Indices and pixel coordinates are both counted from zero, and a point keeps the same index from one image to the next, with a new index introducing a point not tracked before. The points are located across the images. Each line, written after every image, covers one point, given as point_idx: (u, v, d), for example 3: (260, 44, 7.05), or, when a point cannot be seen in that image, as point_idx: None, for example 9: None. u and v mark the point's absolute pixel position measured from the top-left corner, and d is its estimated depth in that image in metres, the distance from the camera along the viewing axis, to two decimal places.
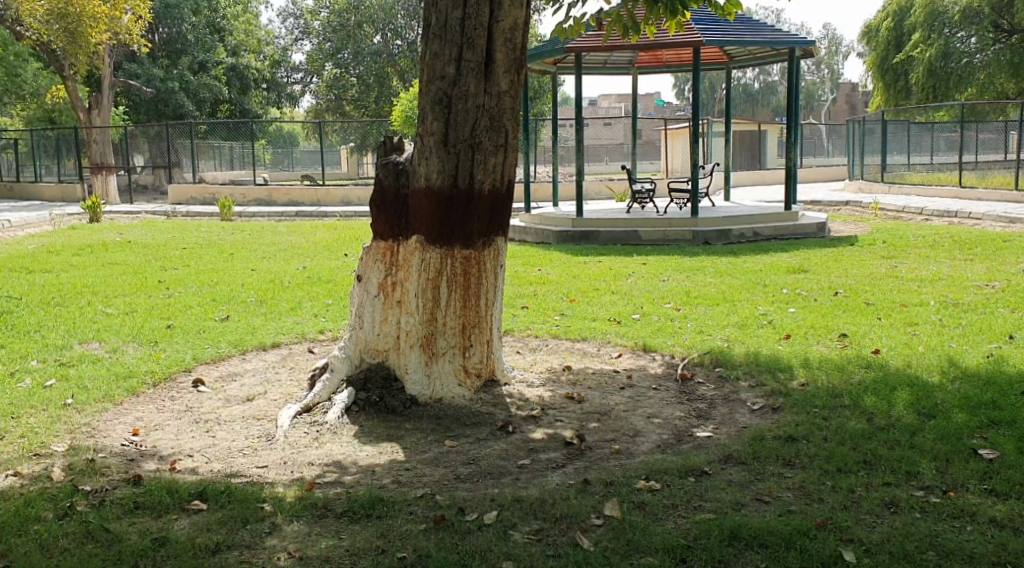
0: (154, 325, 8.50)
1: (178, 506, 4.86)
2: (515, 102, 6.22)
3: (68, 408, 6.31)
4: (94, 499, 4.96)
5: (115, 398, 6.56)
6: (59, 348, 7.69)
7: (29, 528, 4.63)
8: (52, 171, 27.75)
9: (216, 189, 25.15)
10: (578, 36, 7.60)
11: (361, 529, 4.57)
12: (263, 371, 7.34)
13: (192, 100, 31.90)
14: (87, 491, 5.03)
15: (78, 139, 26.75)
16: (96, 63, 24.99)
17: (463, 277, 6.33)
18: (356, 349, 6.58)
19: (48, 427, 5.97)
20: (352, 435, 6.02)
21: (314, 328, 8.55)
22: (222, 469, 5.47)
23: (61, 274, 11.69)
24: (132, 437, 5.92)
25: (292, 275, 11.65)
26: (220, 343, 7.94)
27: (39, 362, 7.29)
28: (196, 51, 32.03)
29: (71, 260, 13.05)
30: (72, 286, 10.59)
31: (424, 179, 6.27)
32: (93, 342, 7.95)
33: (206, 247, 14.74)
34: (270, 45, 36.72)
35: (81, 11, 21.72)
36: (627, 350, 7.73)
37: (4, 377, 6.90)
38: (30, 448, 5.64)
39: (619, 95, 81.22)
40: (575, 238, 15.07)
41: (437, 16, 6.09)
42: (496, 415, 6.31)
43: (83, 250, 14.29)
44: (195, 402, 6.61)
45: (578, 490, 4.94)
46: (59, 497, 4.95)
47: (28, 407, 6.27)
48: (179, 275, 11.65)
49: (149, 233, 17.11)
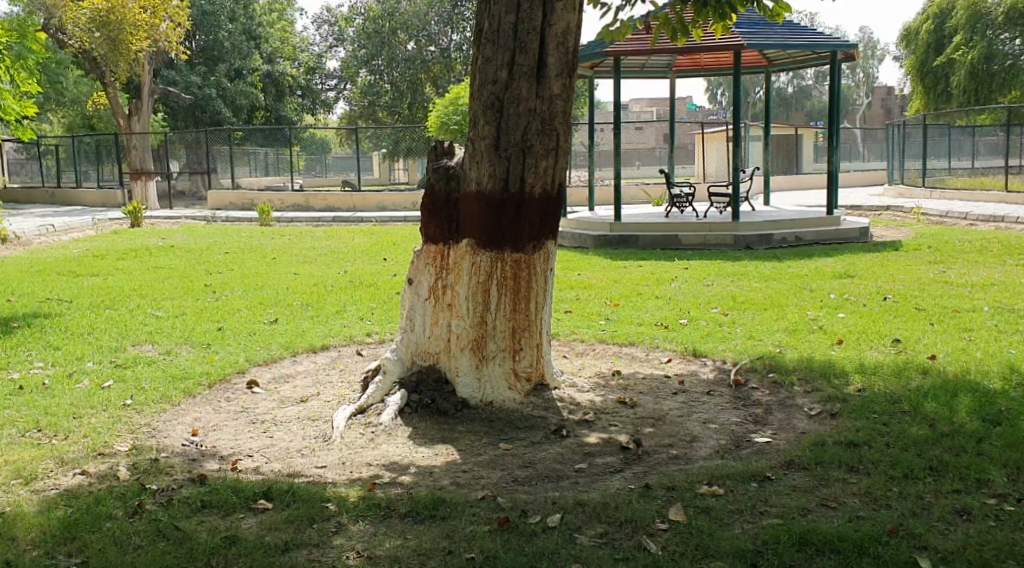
0: (206, 328, 8.57)
1: (244, 505, 4.89)
2: (568, 106, 6.21)
3: (129, 408, 6.39)
4: (162, 498, 5.02)
5: (173, 399, 6.62)
6: (114, 350, 7.79)
7: (101, 525, 4.69)
8: (92, 178, 28.17)
9: (254, 194, 25.37)
10: (625, 38, 7.57)
11: (425, 530, 4.58)
12: (314, 373, 7.37)
13: (229, 107, 32.24)
14: (155, 490, 5.08)
15: (118, 145, 27.13)
16: (136, 70, 25.31)
17: (513, 281, 6.33)
18: (408, 351, 6.60)
19: (110, 427, 6.04)
20: (406, 436, 6.04)
21: (361, 331, 8.57)
22: (282, 469, 5.50)
23: (109, 278, 11.84)
24: (192, 438, 5.98)
25: (334, 279, 11.70)
26: (270, 346, 8.00)
27: (96, 364, 7.39)
28: (233, 58, 32.27)
29: (117, 264, 13.23)
30: (121, 290, 10.70)
31: (475, 183, 6.27)
32: (146, 344, 8.03)
33: (247, 252, 14.86)
34: (304, 53, 37.12)
35: (122, 19, 22.05)
36: (677, 355, 7.69)
37: (63, 378, 6.99)
38: (95, 447, 5.71)
39: (652, 98, 81.12)
40: (614, 243, 15.03)
41: (490, 22, 6.11)
42: (548, 419, 6.29)
43: (127, 254, 14.46)
44: (250, 403, 6.66)
45: (640, 494, 4.91)
46: (128, 495, 5.00)
47: (89, 408, 6.35)
48: (225, 279, 11.76)
49: (190, 238, 17.28)
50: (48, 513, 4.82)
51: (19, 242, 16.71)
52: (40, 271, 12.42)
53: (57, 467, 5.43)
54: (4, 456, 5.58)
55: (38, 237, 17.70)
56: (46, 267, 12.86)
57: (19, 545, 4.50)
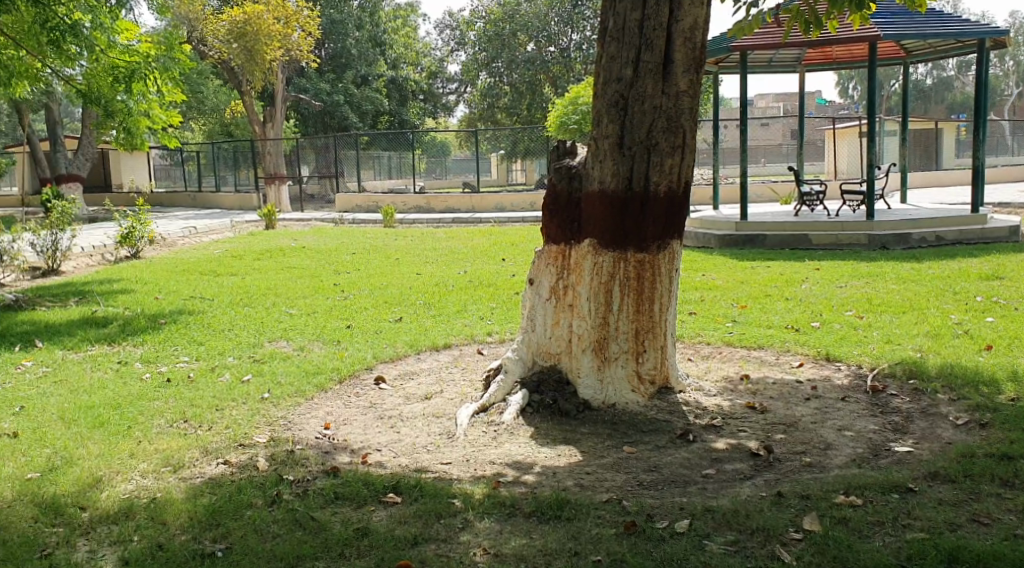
0: (335, 326, 8.76)
1: (375, 498, 4.97)
2: (695, 103, 6.05)
3: (266, 402, 6.57)
4: (298, 488, 5.15)
5: (306, 393, 6.77)
6: (252, 346, 8.03)
7: (242, 513, 4.87)
8: (229, 181, 29.31)
9: (379, 197, 25.91)
10: (756, 31, 7.36)
11: (552, 530, 4.55)
12: (438, 371, 7.43)
13: (356, 112, 33.06)
14: (291, 481, 5.23)
15: (253, 150, 28.17)
16: (270, 78, 26.21)
17: (637, 281, 6.21)
18: (529, 351, 6.56)
19: (249, 419, 6.23)
20: (529, 436, 6.00)
21: (482, 331, 8.59)
22: (410, 464, 5.56)
23: (245, 277, 12.27)
24: (324, 431, 6.09)
25: (456, 279, 11.80)
26: (396, 343, 8.10)
27: (235, 359, 7.64)
28: (359, 65, 33.03)
29: (252, 264, 13.70)
30: (256, 289, 11.07)
31: (597, 182, 6.19)
32: (281, 340, 8.26)
33: (373, 253, 15.14)
34: (427, 57, 37.70)
35: (258, 30, 22.84)
36: (809, 360, 7.42)
37: (206, 372, 7.26)
38: (236, 438, 5.91)
39: (779, 95, 79.17)
40: (740, 242, 14.68)
41: (615, 20, 6.03)
42: (673, 423, 6.15)
43: (262, 254, 14.95)
44: (378, 399, 6.75)
45: (772, 502, 4.74)
46: (267, 485, 5.18)
47: (230, 401, 6.57)
48: (353, 278, 12.01)
49: (320, 239, 17.77)
50: (194, 500, 5.04)
51: (164, 243, 17.52)
52: (182, 270, 12.98)
53: (200, 456, 5.66)
54: (153, 444, 5.85)
55: (181, 238, 18.51)
56: (188, 266, 13.42)
57: (168, 529, 4.74)
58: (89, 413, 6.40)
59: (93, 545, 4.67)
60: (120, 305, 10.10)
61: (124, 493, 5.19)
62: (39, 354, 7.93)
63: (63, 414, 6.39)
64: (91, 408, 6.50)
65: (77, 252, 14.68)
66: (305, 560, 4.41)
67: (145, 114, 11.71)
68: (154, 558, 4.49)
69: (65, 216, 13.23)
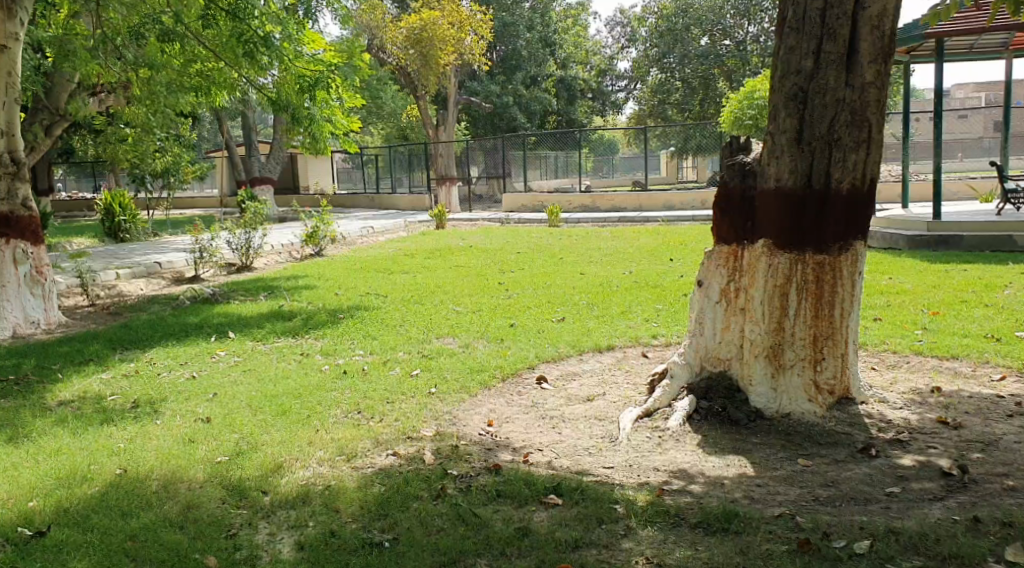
0: (500, 324, 8.70)
1: (536, 498, 4.93)
2: (883, 95, 5.60)
3: (432, 396, 6.57)
4: (461, 483, 5.19)
5: (471, 390, 6.71)
6: (420, 341, 8.07)
7: (409, 505, 4.98)
8: (404, 183, 30.11)
9: (546, 196, 25.92)
10: (953, 16, 6.76)
11: (719, 543, 4.38)
12: (601, 373, 7.22)
13: (524, 113, 33.32)
14: (455, 475, 5.27)
15: (427, 152, 28.79)
16: (444, 82, 26.75)
17: (815, 284, 5.80)
18: (698, 356, 6.24)
19: (417, 413, 6.24)
20: (696, 444, 5.70)
21: (647, 333, 8.32)
22: (572, 466, 5.40)
23: (415, 275, 12.44)
24: (487, 428, 6.02)
25: (621, 280, 11.57)
26: (559, 343, 7.95)
27: (405, 354, 7.69)
28: (529, 66, 33.09)
29: (422, 262, 13.90)
30: (426, 286, 11.20)
31: (773, 180, 5.83)
32: (448, 337, 8.27)
33: (539, 252, 15.06)
34: (597, 55, 37.54)
35: (433, 36, 23.22)
36: (1011, 373, 6.76)
37: (378, 365, 7.34)
38: (404, 431, 5.95)
39: (974, 87, 74.47)
40: (932, 244, 13.73)
41: (794, 9, 5.66)
42: (855, 436, 5.71)
43: (432, 253, 15.17)
44: (539, 398, 6.61)
45: (967, 528, 4.32)
46: (433, 478, 5.25)
47: (399, 394, 6.60)
48: (518, 277, 11.96)
49: (487, 239, 17.90)
50: (365, 489, 5.20)
51: (345, 242, 18.02)
52: (357, 268, 13.31)
53: (372, 447, 5.75)
54: (331, 433, 5.97)
55: (358, 237, 19.12)
56: (364, 264, 13.75)
57: (340, 517, 4.93)
58: (273, 401, 6.59)
59: (274, 528, 4.91)
60: (302, 299, 10.43)
61: (303, 479, 5.38)
62: (233, 344, 8.26)
63: (249, 401, 6.61)
64: (275, 397, 6.68)
65: (268, 250, 15.24)
66: (468, 556, 4.51)
67: (328, 120, 11.45)
68: (329, 544, 4.69)
69: (259, 218, 13.61)
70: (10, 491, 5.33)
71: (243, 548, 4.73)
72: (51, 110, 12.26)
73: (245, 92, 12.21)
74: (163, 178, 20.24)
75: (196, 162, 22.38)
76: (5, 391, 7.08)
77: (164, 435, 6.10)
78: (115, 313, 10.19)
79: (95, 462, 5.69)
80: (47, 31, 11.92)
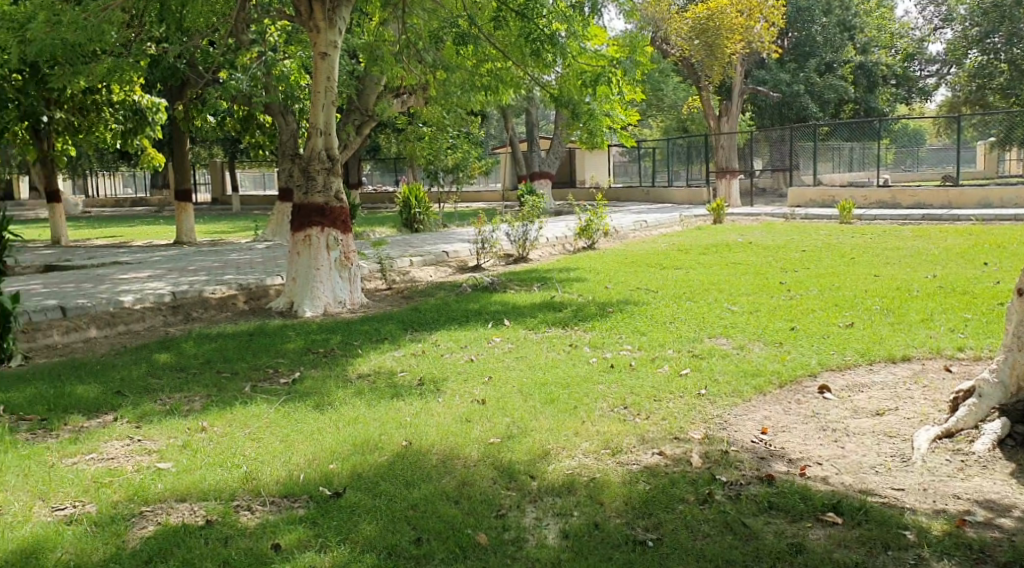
0: (779, 327, 8.19)
1: (814, 514, 4.72)
2: None
3: (703, 397, 6.28)
4: (731, 490, 5.00)
5: (744, 395, 6.34)
6: (691, 340, 7.78)
7: (674, 506, 4.87)
8: (681, 176, 29.36)
9: (837, 191, 24.00)
10: None
11: None
12: (893, 386, 6.58)
13: (817, 102, 31.41)
14: (724, 482, 5.08)
15: (707, 146, 27.70)
16: (729, 72, 25.97)
17: None
18: (1015, 375, 5.50)
19: (686, 413, 6.00)
20: (1006, 474, 5.12)
21: (952, 345, 7.49)
22: (854, 483, 5.04)
23: (691, 271, 12.09)
24: (761, 435, 5.68)
25: (922, 284, 10.60)
26: (846, 351, 7.34)
27: (675, 352, 7.42)
28: (825, 52, 31.62)
29: (699, 258, 13.49)
30: (701, 283, 10.84)
31: None
32: (721, 338, 7.91)
33: (826, 251, 14.15)
34: (904, 38, 34.85)
35: (720, 24, 22.47)
36: None
37: (647, 362, 7.13)
38: (672, 430, 5.74)
39: None
40: None
41: None
42: None
43: (709, 249, 14.73)
44: (821, 409, 6.14)
45: None
46: (699, 482, 5.08)
47: (669, 393, 6.37)
48: (802, 278, 11.27)
49: (769, 234, 17.10)
50: (630, 485, 5.12)
51: (619, 234, 18.03)
52: (630, 262, 13.15)
53: (638, 444, 5.60)
54: (597, 425, 5.86)
55: (633, 230, 18.99)
56: (639, 258, 13.57)
57: (604, 510, 4.89)
58: (542, 389, 6.57)
59: (540, 512, 4.93)
60: (574, 291, 10.44)
61: (569, 468, 5.35)
62: (507, 331, 8.37)
63: (521, 388, 6.63)
64: (545, 385, 6.65)
65: (542, 242, 15.47)
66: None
67: (608, 115, 10.89)
68: (593, 536, 4.68)
69: (537, 209, 13.71)
70: (313, 453, 5.65)
71: (511, 529, 4.79)
72: (361, 112, 13.47)
73: (531, 90, 11.92)
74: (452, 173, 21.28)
75: (482, 161, 23.12)
76: (313, 361, 7.73)
77: (444, 412, 6.25)
78: (405, 297, 10.66)
79: (384, 432, 5.93)
80: (361, 37, 12.49)
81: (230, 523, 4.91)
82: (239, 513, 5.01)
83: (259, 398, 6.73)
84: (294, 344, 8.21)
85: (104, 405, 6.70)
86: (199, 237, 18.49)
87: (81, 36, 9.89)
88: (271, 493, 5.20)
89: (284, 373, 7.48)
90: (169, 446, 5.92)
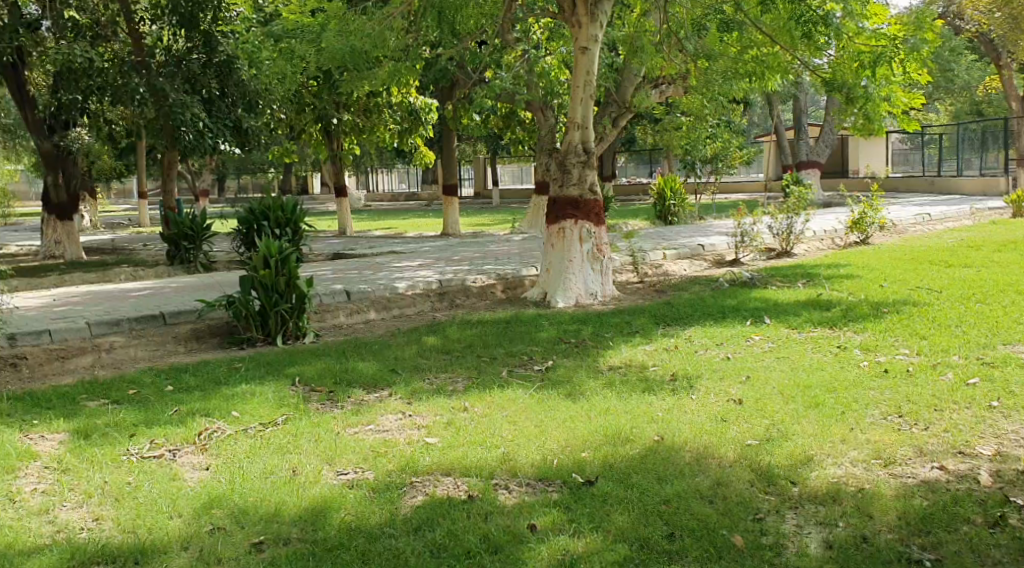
0: None
1: None
2: None
3: (993, 411, 5.63)
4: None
5: None
6: (982, 347, 7.02)
7: (958, 527, 4.42)
8: (973, 165, 27.14)
9: None
10: None
11: None
12: None
13: None
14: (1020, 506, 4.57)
15: (1007, 131, 25.44)
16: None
17: None
18: None
19: (973, 427, 5.42)
20: None
21: None
22: None
23: (982, 270, 11.00)
24: None
25: None
26: None
27: (961, 359, 6.73)
28: None
29: (993, 256, 12.25)
30: (994, 284, 9.81)
31: None
32: (1019, 344, 7.07)
33: None
34: None
35: None
36: None
37: (927, 368, 6.51)
38: (956, 444, 5.20)
39: None
40: None
41: None
42: None
43: (1005, 246, 13.33)
44: None
45: None
46: (990, 503, 4.61)
47: (952, 403, 5.77)
48: None
49: None
50: (905, 500, 4.67)
51: (896, 230, 16.79)
52: (911, 259, 12.16)
53: (915, 456, 5.11)
54: (866, 434, 5.40)
55: (913, 224, 17.67)
56: (918, 256, 12.50)
57: (875, 524, 4.50)
58: (805, 392, 6.15)
59: (800, 520, 4.61)
60: (843, 290, 9.76)
61: (833, 476, 4.96)
62: (767, 330, 7.94)
63: (782, 389, 6.24)
64: (809, 388, 6.22)
65: (810, 238, 14.78)
66: None
67: (889, 98, 10.49)
68: (861, 550, 4.32)
69: (803, 201, 12.96)
70: (566, 440, 5.80)
71: (769, 534, 4.51)
72: (618, 104, 13.22)
73: (799, 74, 11.60)
74: (712, 165, 20.80)
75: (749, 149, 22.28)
76: (567, 351, 7.74)
77: (699, 409, 6.03)
78: (659, 291, 10.40)
79: (636, 425, 5.86)
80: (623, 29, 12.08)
81: (490, 500, 5.20)
82: (498, 492, 5.29)
83: (516, 382, 7.02)
84: (549, 333, 8.25)
85: (381, 380, 7.57)
86: (464, 230, 19.19)
87: (369, 42, 10.59)
88: (528, 475, 5.45)
89: (540, 361, 7.58)
90: (435, 423, 6.51)
